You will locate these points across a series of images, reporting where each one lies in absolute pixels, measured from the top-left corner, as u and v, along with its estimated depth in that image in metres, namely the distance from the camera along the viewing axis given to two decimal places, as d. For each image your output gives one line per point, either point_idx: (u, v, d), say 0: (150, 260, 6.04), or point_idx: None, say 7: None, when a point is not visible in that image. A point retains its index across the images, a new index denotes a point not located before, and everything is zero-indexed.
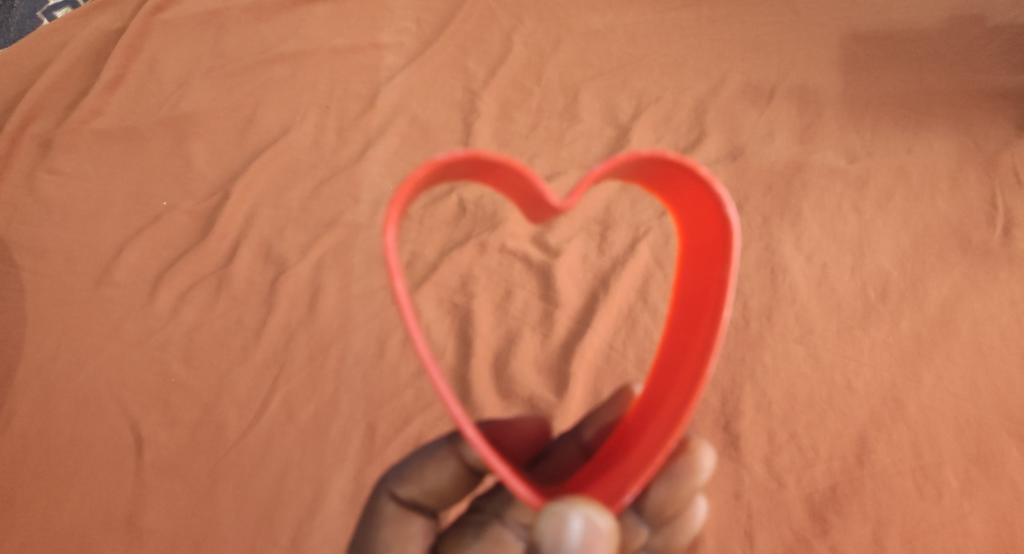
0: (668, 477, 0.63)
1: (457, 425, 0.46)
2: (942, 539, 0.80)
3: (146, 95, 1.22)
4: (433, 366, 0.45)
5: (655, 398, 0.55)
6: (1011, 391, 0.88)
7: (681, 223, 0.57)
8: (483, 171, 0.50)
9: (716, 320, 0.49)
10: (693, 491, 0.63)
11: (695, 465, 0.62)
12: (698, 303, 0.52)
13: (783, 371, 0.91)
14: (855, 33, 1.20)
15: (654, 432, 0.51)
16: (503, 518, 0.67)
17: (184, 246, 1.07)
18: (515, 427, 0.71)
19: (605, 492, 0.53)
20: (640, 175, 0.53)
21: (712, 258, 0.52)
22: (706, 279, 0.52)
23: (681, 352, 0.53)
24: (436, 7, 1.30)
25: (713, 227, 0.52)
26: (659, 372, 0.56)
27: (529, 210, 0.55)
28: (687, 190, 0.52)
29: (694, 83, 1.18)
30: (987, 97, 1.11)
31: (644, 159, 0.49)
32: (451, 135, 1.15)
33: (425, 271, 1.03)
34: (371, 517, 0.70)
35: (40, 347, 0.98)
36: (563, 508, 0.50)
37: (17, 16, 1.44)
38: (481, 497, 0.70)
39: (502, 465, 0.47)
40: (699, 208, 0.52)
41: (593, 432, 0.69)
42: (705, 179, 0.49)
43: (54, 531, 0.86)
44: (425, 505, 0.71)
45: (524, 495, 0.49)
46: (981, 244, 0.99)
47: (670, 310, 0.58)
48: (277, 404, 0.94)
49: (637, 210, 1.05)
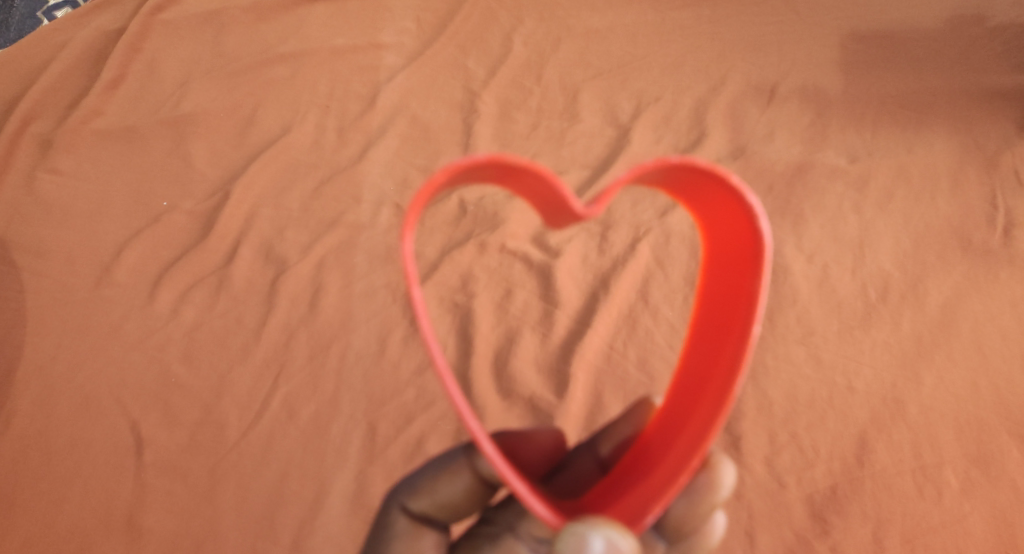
0: (687, 493, 0.63)
1: (475, 441, 0.45)
2: (942, 540, 0.80)
3: (146, 95, 1.22)
4: (449, 378, 0.45)
5: (678, 411, 0.54)
6: (1012, 392, 0.88)
7: (707, 232, 0.57)
8: (504, 174, 0.50)
9: (744, 335, 0.49)
10: (712, 507, 0.63)
11: (715, 481, 0.62)
12: (726, 316, 0.52)
13: (784, 372, 0.91)
14: (856, 34, 1.20)
15: (677, 450, 0.51)
16: (517, 531, 0.66)
17: (184, 246, 1.07)
18: (531, 440, 0.71)
19: (626, 511, 0.53)
20: (666, 181, 0.52)
21: (740, 271, 0.51)
22: (735, 291, 0.52)
23: (704, 368, 0.53)
24: (436, 7, 1.30)
25: (742, 238, 0.52)
26: (682, 386, 0.55)
27: (548, 215, 0.55)
28: (716, 197, 0.52)
29: (695, 83, 1.18)
30: (987, 97, 1.11)
31: (674, 166, 0.49)
32: (451, 135, 1.15)
33: (426, 271, 1.03)
34: (381, 530, 0.69)
35: (40, 348, 0.98)
36: (582, 529, 0.50)
37: (17, 15, 1.44)
38: (492, 509, 0.71)
39: (519, 482, 0.47)
40: (728, 216, 0.52)
41: (610, 447, 0.69)
42: (736, 188, 0.49)
43: (53, 532, 0.86)
44: (436, 519, 0.70)
45: (542, 514, 0.49)
46: (981, 244, 0.98)
47: (692, 322, 0.58)
48: (277, 404, 0.94)
49: (637, 210, 1.06)
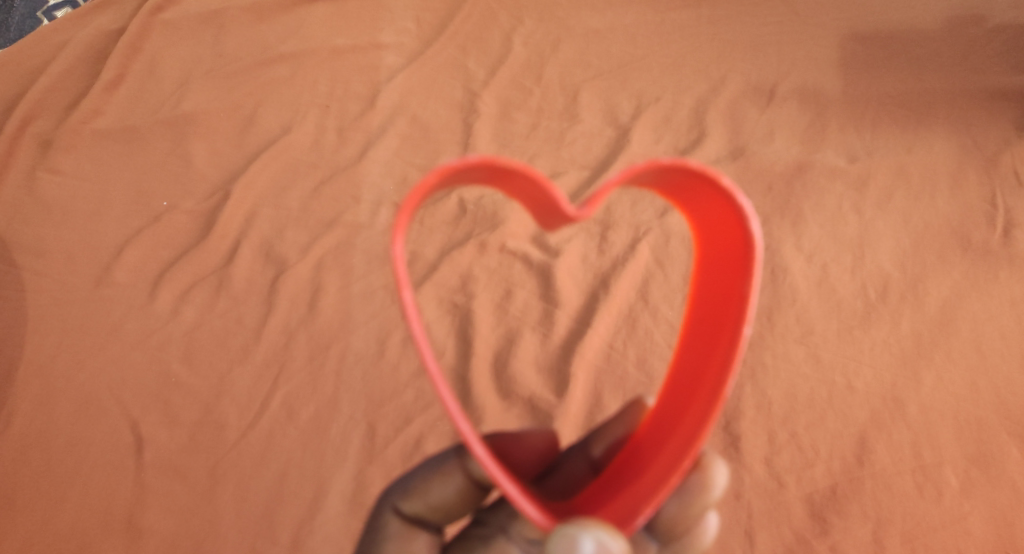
0: (680, 493, 0.63)
1: (465, 443, 0.45)
2: (941, 539, 0.80)
3: (146, 95, 1.22)
4: (441, 381, 0.45)
5: (670, 413, 0.54)
6: (1011, 392, 0.88)
7: (699, 233, 0.56)
8: (496, 175, 0.50)
9: (736, 336, 0.49)
10: (704, 507, 0.63)
11: (707, 481, 0.62)
12: (717, 317, 0.52)
13: (783, 372, 0.91)
14: (855, 34, 1.20)
15: (668, 452, 0.51)
16: (508, 532, 0.66)
17: (184, 246, 1.07)
18: (523, 440, 0.71)
19: (617, 512, 0.53)
20: (658, 181, 0.52)
21: (732, 271, 0.51)
22: (726, 293, 0.51)
23: (696, 369, 0.53)
24: (436, 7, 1.30)
25: (734, 239, 0.51)
26: (673, 387, 0.55)
27: (540, 216, 0.54)
28: (707, 198, 0.51)
29: (695, 83, 1.18)
30: (987, 97, 1.11)
31: (665, 167, 0.49)
32: (451, 135, 1.15)
33: (426, 271, 1.03)
34: (374, 532, 0.69)
35: (39, 348, 0.98)
36: (573, 531, 0.50)
37: (17, 15, 1.44)
38: (485, 510, 0.71)
39: (510, 484, 0.47)
40: (720, 217, 0.52)
41: (602, 448, 0.69)
42: (727, 189, 0.49)
43: (53, 531, 0.86)
44: (429, 520, 0.70)
45: (534, 517, 0.49)
46: (981, 244, 0.99)
47: (683, 323, 0.57)
48: (277, 404, 0.94)
49: (636, 209, 1.06)
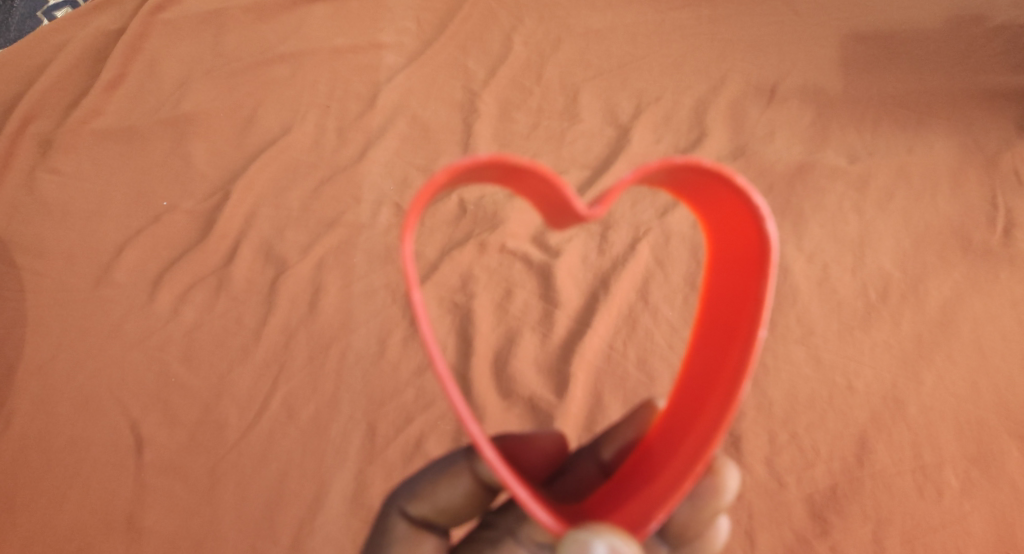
0: (691, 497, 0.63)
1: (475, 446, 0.45)
2: (942, 540, 0.80)
3: (146, 95, 1.22)
4: (450, 384, 0.44)
5: (683, 415, 0.54)
6: (1012, 392, 0.88)
7: (711, 233, 0.56)
8: (507, 173, 0.50)
9: (750, 338, 0.49)
10: (716, 512, 0.63)
11: (719, 485, 0.62)
12: (731, 319, 0.52)
13: (784, 372, 0.91)
14: (856, 34, 1.20)
15: (681, 455, 0.51)
16: (517, 535, 0.65)
17: (184, 246, 1.07)
18: (531, 443, 0.71)
19: (629, 516, 0.53)
20: (672, 181, 0.52)
21: (747, 272, 0.51)
22: (740, 295, 0.51)
23: (709, 372, 0.53)
24: (436, 7, 1.30)
25: (748, 239, 0.51)
26: (686, 389, 0.55)
27: (551, 215, 0.54)
28: (722, 197, 0.51)
29: (695, 83, 1.18)
30: (988, 97, 1.11)
31: (679, 167, 0.49)
32: (451, 135, 1.15)
33: (426, 271, 1.03)
34: (381, 534, 0.70)
35: (39, 348, 0.98)
36: (585, 536, 0.49)
37: (17, 15, 1.44)
38: (494, 513, 0.71)
39: (521, 488, 0.47)
40: (734, 217, 0.52)
41: (612, 451, 0.69)
42: (742, 189, 0.49)
43: (53, 531, 0.86)
44: (436, 523, 0.70)
45: (544, 521, 0.49)
46: (981, 244, 0.99)
47: (695, 324, 0.57)
48: (277, 404, 0.94)
49: (637, 209, 1.06)
